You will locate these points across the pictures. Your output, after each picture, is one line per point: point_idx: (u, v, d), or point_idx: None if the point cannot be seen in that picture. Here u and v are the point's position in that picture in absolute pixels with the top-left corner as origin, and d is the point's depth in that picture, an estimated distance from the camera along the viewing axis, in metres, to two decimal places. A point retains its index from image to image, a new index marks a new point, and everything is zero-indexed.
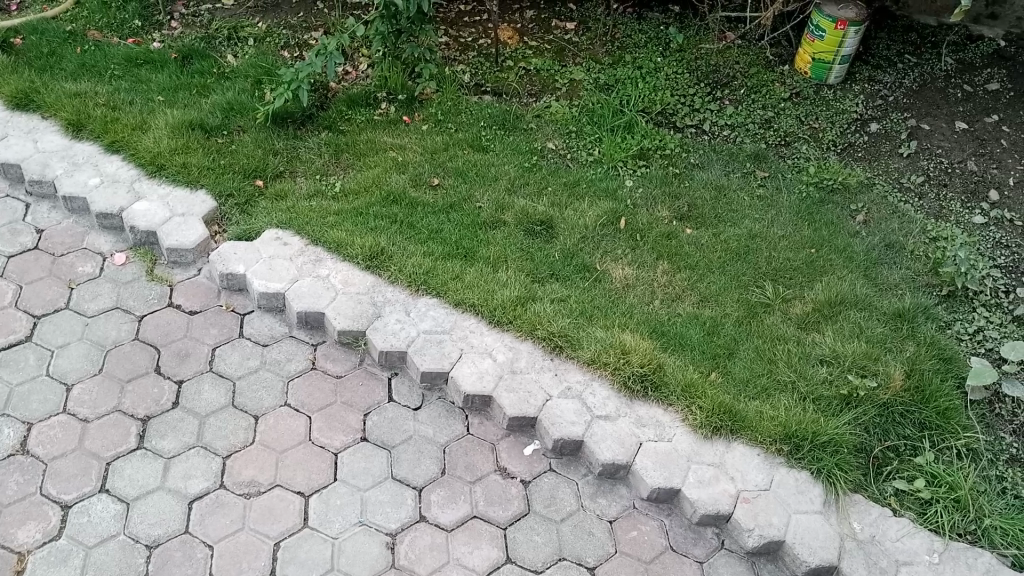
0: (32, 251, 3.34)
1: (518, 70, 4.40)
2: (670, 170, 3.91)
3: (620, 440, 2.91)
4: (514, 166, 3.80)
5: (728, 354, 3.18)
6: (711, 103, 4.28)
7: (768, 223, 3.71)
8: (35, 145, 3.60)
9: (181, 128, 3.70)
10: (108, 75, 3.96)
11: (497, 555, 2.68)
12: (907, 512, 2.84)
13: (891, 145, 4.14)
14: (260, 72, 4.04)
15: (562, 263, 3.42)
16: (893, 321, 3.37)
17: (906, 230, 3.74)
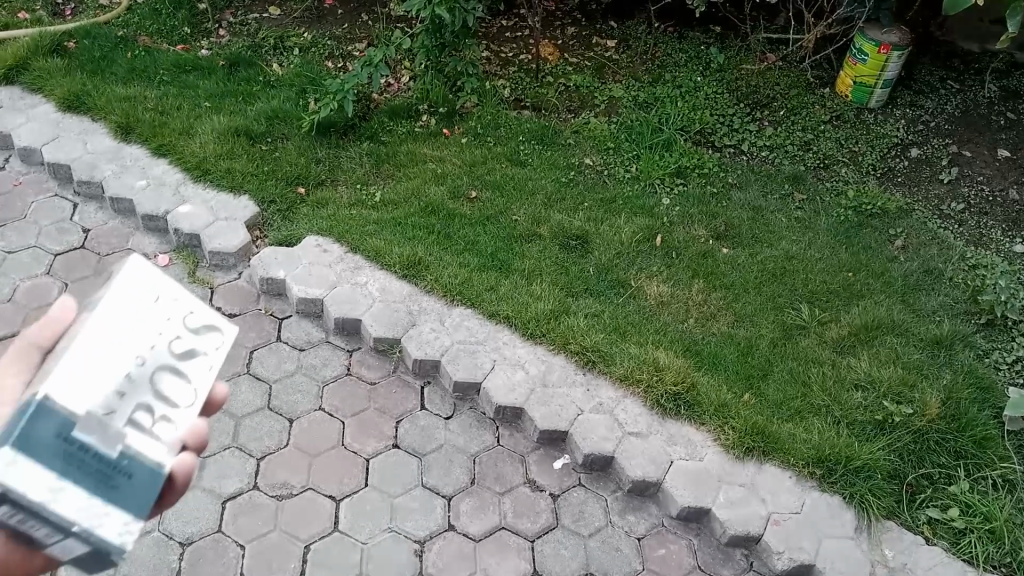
0: (78, 251, 3.33)
1: (558, 86, 4.42)
2: (707, 189, 3.91)
3: (651, 457, 2.91)
4: (551, 181, 3.82)
5: (762, 375, 3.17)
6: (750, 124, 4.27)
7: (805, 245, 3.69)
8: (85, 147, 3.65)
9: (227, 134, 3.75)
10: (157, 80, 4.01)
11: (524, 567, 2.69)
12: (940, 541, 2.81)
13: (932, 171, 4.12)
14: (305, 81, 4.09)
15: (597, 279, 3.43)
16: (930, 348, 3.34)
17: (945, 257, 3.70)
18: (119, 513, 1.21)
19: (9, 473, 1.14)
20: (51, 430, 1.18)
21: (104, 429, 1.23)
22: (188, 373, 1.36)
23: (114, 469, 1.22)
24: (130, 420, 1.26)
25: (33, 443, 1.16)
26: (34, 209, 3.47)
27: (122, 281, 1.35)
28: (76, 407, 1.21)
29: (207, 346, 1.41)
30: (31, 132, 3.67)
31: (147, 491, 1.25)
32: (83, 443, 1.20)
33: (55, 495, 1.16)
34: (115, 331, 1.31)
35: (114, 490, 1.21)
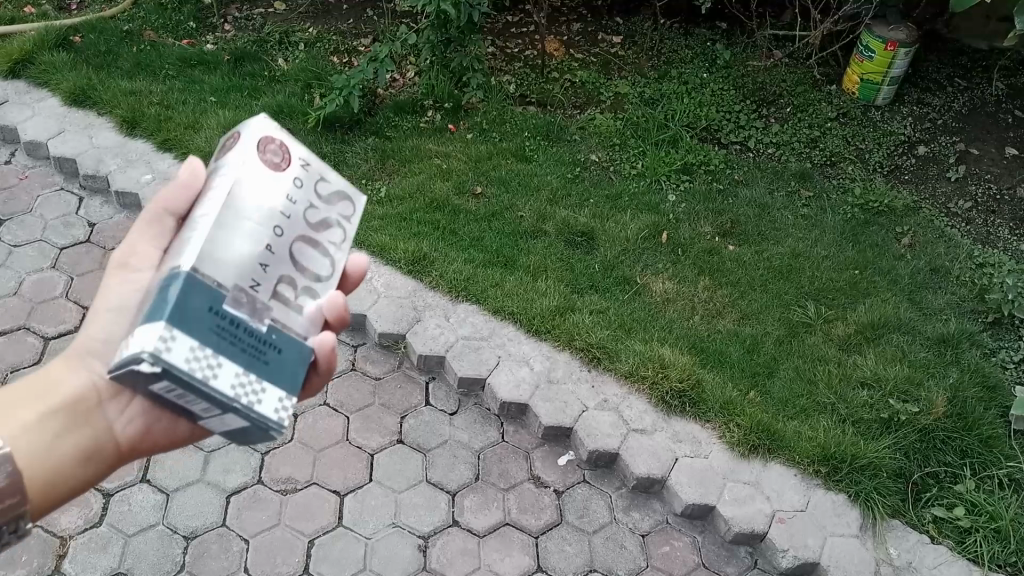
0: (84, 244, 3.27)
1: (564, 82, 4.40)
2: (713, 186, 3.89)
3: (656, 454, 2.91)
4: (557, 177, 3.80)
5: (767, 372, 3.16)
6: (757, 121, 4.25)
7: (811, 242, 3.68)
8: (90, 141, 3.59)
9: (233, 128, 3.65)
10: (163, 75, 3.96)
11: (529, 563, 2.69)
12: (945, 540, 2.80)
13: (939, 169, 4.10)
14: (311, 76, 4.04)
15: (602, 275, 3.42)
16: (936, 346, 3.33)
17: (952, 255, 3.69)
18: (273, 388, 1.34)
19: (174, 346, 1.23)
20: (204, 306, 1.29)
21: (250, 304, 1.35)
22: (322, 240, 1.52)
23: (264, 343, 1.36)
24: (274, 292, 1.41)
25: (191, 318, 1.27)
26: (39, 204, 3.42)
27: (255, 151, 1.49)
28: (224, 283, 1.35)
29: (337, 215, 1.57)
30: (37, 127, 3.63)
31: (293, 366, 1.39)
32: (232, 321, 1.32)
33: (216, 370, 1.27)
34: (258, 198, 1.44)
35: (266, 365, 1.34)
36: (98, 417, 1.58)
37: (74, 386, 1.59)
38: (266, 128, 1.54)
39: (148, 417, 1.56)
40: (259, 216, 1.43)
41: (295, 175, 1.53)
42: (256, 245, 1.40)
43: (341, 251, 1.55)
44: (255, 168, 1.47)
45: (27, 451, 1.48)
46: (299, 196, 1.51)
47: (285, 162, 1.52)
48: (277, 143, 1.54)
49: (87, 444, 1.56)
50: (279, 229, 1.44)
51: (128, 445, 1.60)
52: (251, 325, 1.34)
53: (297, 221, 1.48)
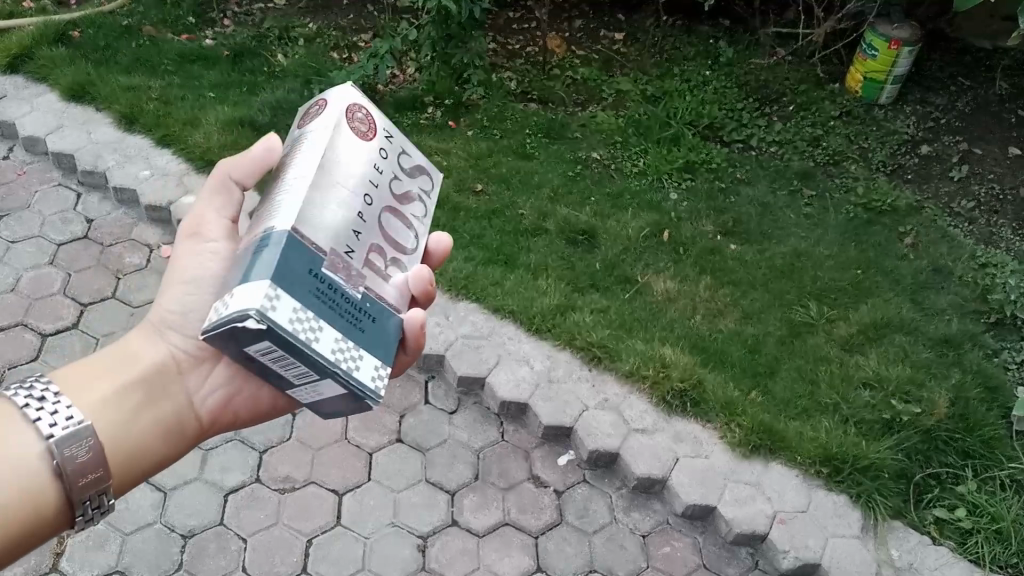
0: (82, 240, 3.25)
1: (566, 78, 4.36)
2: (716, 184, 3.87)
3: (656, 454, 2.90)
4: (558, 175, 3.77)
5: (769, 372, 3.15)
6: (759, 119, 4.23)
7: (814, 242, 3.66)
8: (89, 137, 3.54)
9: (232, 125, 3.56)
10: (162, 70, 3.85)
11: (528, 563, 2.69)
12: (946, 541, 2.80)
13: (942, 168, 4.08)
14: (310, 73, 3.92)
15: (603, 273, 3.40)
16: (939, 346, 3.32)
17: (955, 255, 3.67)
18: (371, 356, 1.34)
19: (278, 305, 1.23)
20: (305, 268, 1.29)
21: (347, 271, 1.36)
22: (405, 211, 1.55)
23: (360, 310, 1.36)
24: (367, 260, 1.41)
25: (293, 279, 1.26)
26: (37, 200, 3.39)
27: (345, 120, 1.50)
28: (322, 246, 1.33)
29: (417, 189, 1.61)
30: (35, 122, 3.58)
31: (387, 337, 1.40)
32: (332, 286, 1.32)
33: (318, 333, 1.27)
34: (348, 163, 1.46)
35: (363, 333, 1.35)
36: (176, 388, 1.67)
37: (153, 356, 1.68)
38: (352, 96, 1.56)
39: (232, 385, 1.70)
40: (351, 181, 1.44)
41: (380, 145, 1.55)
42: (350, 211, 1.40)
43: (421, 226, 1.59)
44: (344, 134, 1.49)
45: (112, 424, 1.54)
46: (384, 165, 1.54)
47: (370, 130, 1.54)
48: (364, 111, 1.56)
49: (168, 415, 1.65)
50: (368, 198, 1.45)
51: (208, 415, 1.70)
52: (348, 291, 1.35)
53: (383, 191, 1.50)
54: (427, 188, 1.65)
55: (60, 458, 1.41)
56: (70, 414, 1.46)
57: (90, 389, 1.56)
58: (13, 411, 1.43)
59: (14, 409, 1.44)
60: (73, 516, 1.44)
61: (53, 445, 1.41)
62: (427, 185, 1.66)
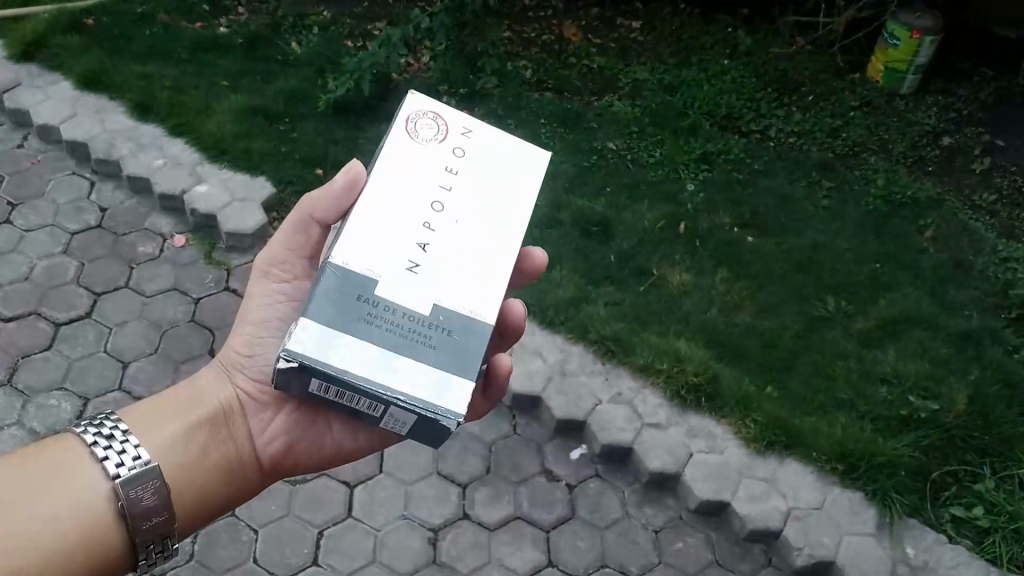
0: (95, 229, 3.23)
1: (582, 67, 4.28)
2: (733, 176, 3.81)
3: (670, 450, 2.88)
4: (573, 165, 3.71)
5: (785, 368, 3.13)
6: (778, 109, 4.16)
7: (832, 235, 3.61)
8: (102, 125, 3.50)
9: (245, 114, 3.54)
10: (175, 58, 3.81)
11: (540, 558, 2.70)
12: (963, 540, 2.79)
13: (964, 160, 4.02)
14: (324, 61, 3.86)
15: (618, 265, 3.36)
16: (958, 342, 3.28)
17: (976, 249, 3.62)
18: (439, 373, 1.43)
19: (317, 339, 1.39)
20: (351, 295, 1.45)
21: (409, 288, 1.48)
22: (493, 206, 1.63)
23: (428, 327, 1.46)
24: (437, 268, 1.52)
25: (337, 313, 1.42)
26: (50, 187, 3.36)
27: (405, 134, 1.65)
28: (377, 264, 1.49)
29: (507, 180, 1.68)
30: (49, 110, 3.54)
31: (463, 348, 1.46)
32: (387, 310, 1.45)
33: (366, 360, 1.39)
34: (413, 173, 1.61)
35: (429, 350, 1.44)
36: (239, 429, 1.75)
37: (219, 398, 1.77)
38: (425, 105, 1.72)
39: (296, 434, 1.76)
40: (417, 194, 1.58)
41: (452, 146, 1.67)
42: (413, 223, 1.55)
43: (515, 215, 1.64)
44: (409, 146, 1.64)
45: (177, 463, 1.63)
46: (456, 165, 1.65)
47: (441, 134, 1.68)
48: (434, 115, 1.70)
49: (229, 454, 1.72)
50: (437, 205, 1.58)
51: (269, 458, 1.76)
52: (409, 311, 1.46)
53: (458, 192, 1.62)
54: (523, 174, 1.71)
55: (125, 498, 1.49)
56: (136, 455, 1.54)
57: (160, 425, 1.66)
58: (83, 450, 1.54)
59: (84, 449, 1.54)
60: (136, 557, 1.54)
61: (118, 486, 1.49)
62: (529, 175, 1.73)
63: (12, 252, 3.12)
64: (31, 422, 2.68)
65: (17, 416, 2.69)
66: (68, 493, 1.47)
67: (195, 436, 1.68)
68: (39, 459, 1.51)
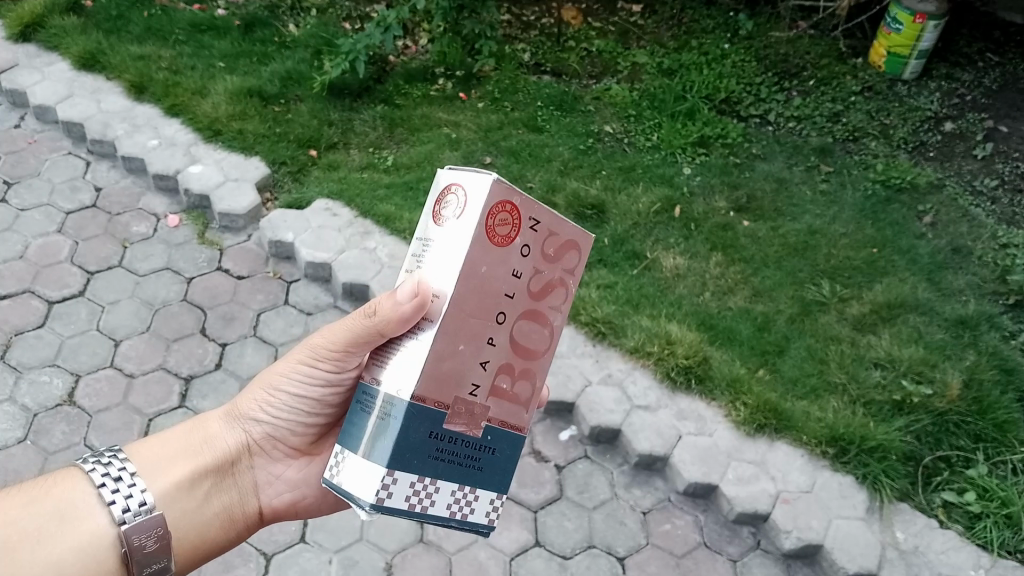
0: (90, 209, 3.25)
1: (581, 50, 4.27)
2: (730, 160, 3.79)
3: (659, 431, 2.89)
4: (568, 148, 3.68)
5: (778, 352, 3.12)
6: (778, 94, 4.14)
7: (829, 220, 3.60)
8: (98, 105, 3.51)
9: (240, 95, 3.55)
10: (173, 40, 3.82)
11: (526, 538, 2.71)
12: (954, 525, 2.79)
13: (966, 146, 3.99)
14: (320, 43, 3.86)
15: (612, 249, 3.35)
16: (954, 328, 3.27)
17: (975, 235, 3.60)
18: (482, 492, 1.41)
19: (394, 491, 1.28)
20: (425, 433, 1.29)
21: (472, 415, 1.34)
22: (546, 302, 1.40)
23: (480, 450, 1.38)
24: (493, 392, 1.36)
25: (409, 453, 1.29)
26: (47, 167, 3.38)
27: (483, 246, 1.27)
28: (445, 402, 1.30)
29: (560, 273, 1.40)
30: (46, 90, 3.56)
31: (503, 464, 1.43)
32: (452, 442, 1.33)
33: (433, 498, 1.34)
34: (485, 286, 1.29)
35: (478, 473, 1.39)
36: (244, 478, 1.70)
37: (229, 445, 1.70)
38: (504, 187, 1.28)
39: (305, 489, 1.75)
40: (482, 316, 1.31)
41: (522, 243, 1.33)
42: (477, 351, 1.32)
43: (561, 311, 1.43)
44: (482, 256, 1.28)
45: (184, 513, 1.57)
46: (524, 267, 1.34)
47: (515, 229, 1.31)
48: (512, 207, 1.30)
49: (232, 504, 1.67)
50: (502, 317, 1.33)
51: (268, 513, 1.73)
52: (466, 438, 1.35)
53: (521, 298, 1.35)
54: (577, 262, 1.43)
55: (129, 547, 1.41)
56: (142, 500, 1.47)
57: (170, 468, 1.59)
58: (88, 489, 1.43)
59: (88, 488, 1.44)
60: None
61: (124, 531, 1.41)
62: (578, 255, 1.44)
63: (7, 231, 3.14)
64: (23, 399, 2.69)
65: (9, 391, 2.70)
66: (73, 535, 1.38)
67: (205, 483, 1.62)
68: (42, 502, 1.39)
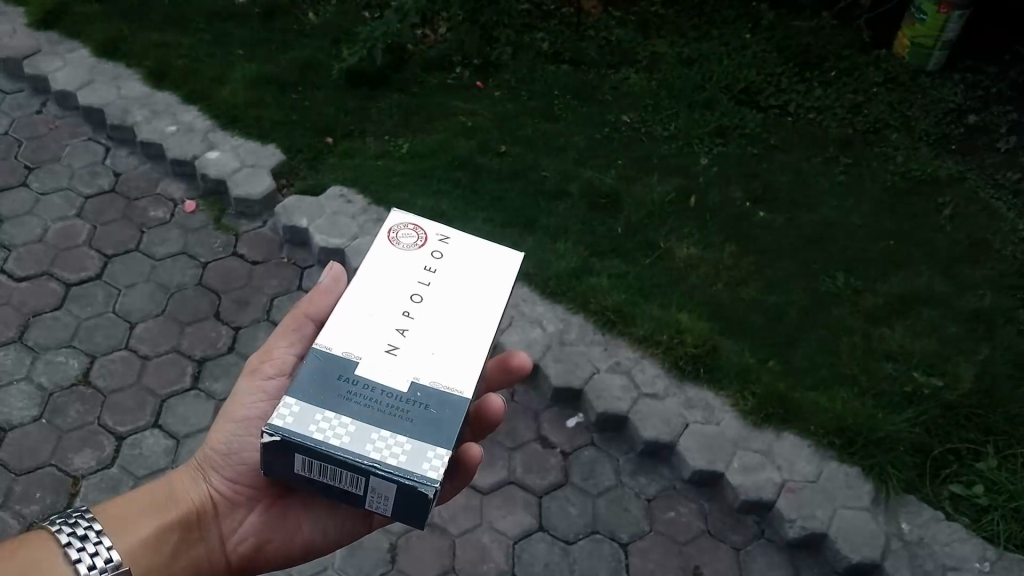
0: (108, 194, 3.32)
1: (600, 39, 4.25)
2: (747, 150, 3.78)
3: (666, 420, 2.90)
4: (584, 137, 3.69)
5: (789, 343, 3.10)
6: (799, 85, 4.11)
7: (845, 212, 3.57)
8: (117, 92, 3.58)
9: (258, 82, 3.62)
10: (194, 28, 3.88)
11: (530, 523, 2.74)
12: (961, 517, 2.76)
13: (989, 139, 3.95)
14: (339, 31, 3.91)
15: (625, 238, 3.35)
16: (971, 322, 3.24)
17: (995, 228, 3.56)
18: (414, 444, 1.43)
19: (300, 416, 1.43)
20: (332, 378, 1.50)
21: (385, 372, 1.52)
22: (456, 304, 1.66)
23: (405, 403, 1.48)
24: (414, 352, 1.56)
25: (316, 391, 1.47)
26: (67, 152, 3.45)
27: (390, 245, 1.74)
28: (355, 352, 1.54)
29: (479, 276, 1.73)
30: (68, 77, 3.64)
31: (439, 421, 1.47)
32: (364, 390, 1.49)
33: (345, 431, 1.43)
34: (385, 278, 1.67)
35: (407, 424, 1.46)
36: (210, 529, 1.73)
37: (192, 496, 1.73)
38: (410, 218, 1.80)
39: (267, 530, 1.75)
40: (394, 290, 1.65)
41: (432, 251, 1.75)
42: (392, 315, 1.61)
43: (488, 305, 1.68)
44: (391, 253, 1.72)
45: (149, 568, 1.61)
46: (435, 266, 1.72)
47: (422, 242, 1.76)
48: (417, 228, 1.78)
49: (201, 556, 1.71)
50: (417, 296, 1.65)
51: (238, 558, 1.76)
52: (385, 390, 1.50)
53: (436, 285, 1.68)
54: (496, 271, 1.75)
55: None
56: (109, 557, 1.54)
57: (130, 527, 1.64)
58: (55, 549, 1.51)
59: (56, 548, 1.52)
60: None
61: None
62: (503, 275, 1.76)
63: (27, 215, 3.22)
64: (39, 378, 2.77)
65: (26, 371, 2.78)
66: None
67: (167, 539, 1.67)
68: (11, 560, 1.47)
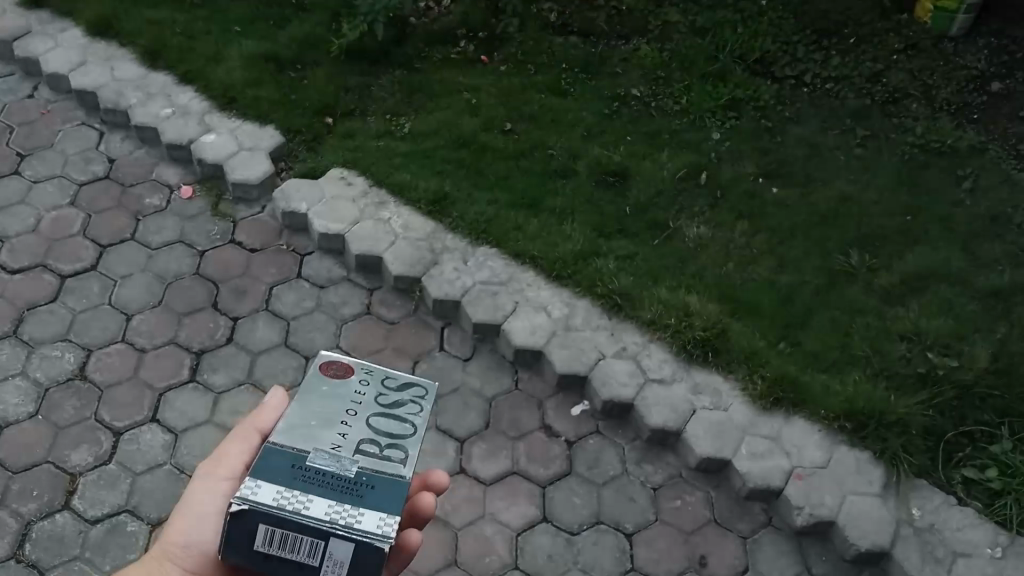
0: (103, 180, 3.25)
1: (608, 9, 4.11)
2: (760, 124, 3.66)
3: (673, 406, 2.85)
4: (592, 113, 3.58)
5: (799, 325, 3.04)
6: (816, 53, 3.96)
7: (861, 186, 3.47)
8: (111, 73, 3.49)
9: (256, 60, 3.52)
10: (190, 2, 3.78)
11: (534, 513, 2.72)
12: (973, 502, 2.70)
13: (1012, 106, 3.81)
14: (339, 3, 3.79)
15: (633, 218, 3.26)
16: (988, 300, 3.15)
17: (1016, 201, 3.45)
18: (370, 512, 1.48)
19: (260, 492, 1.47)
20: (286, 464, 1.53)
21: (334, 459, 1.56)
22: (391, 416, 1.68)
23: (356, 483, 1.52)
24: (358, 449, 1.59)
25: (273, 473, 1.51)
26: (60, 138, 3.38)
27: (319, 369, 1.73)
28: (302, 446, 1.57)
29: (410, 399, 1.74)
30: (60, 58, 3.55)
31: (391, 497, 1.52)
32: (316, 472, 1.52)
33: (305, 502, 1.47)
34: (318, 399, 1.67)
35: (359, 498, 1.50)
36: None
37: None
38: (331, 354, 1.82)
39: None
40: (327, 408, 1.65)
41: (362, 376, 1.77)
42: (331, 426, 1.62)
43: (422, 416, 1.71)
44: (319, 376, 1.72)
45: None
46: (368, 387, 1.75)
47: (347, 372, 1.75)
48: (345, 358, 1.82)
49: None
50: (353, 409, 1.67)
51: None
52: (337, 473, 1.53)
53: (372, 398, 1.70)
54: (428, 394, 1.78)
55: None
56: None
57: None
58: None
59: None
60: None
61: None
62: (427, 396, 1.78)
63: (20, 204, 3.16)
64: (34, 374, 2.73)
65: (22, 366, 2.74)
66: None
67: None
68: None
